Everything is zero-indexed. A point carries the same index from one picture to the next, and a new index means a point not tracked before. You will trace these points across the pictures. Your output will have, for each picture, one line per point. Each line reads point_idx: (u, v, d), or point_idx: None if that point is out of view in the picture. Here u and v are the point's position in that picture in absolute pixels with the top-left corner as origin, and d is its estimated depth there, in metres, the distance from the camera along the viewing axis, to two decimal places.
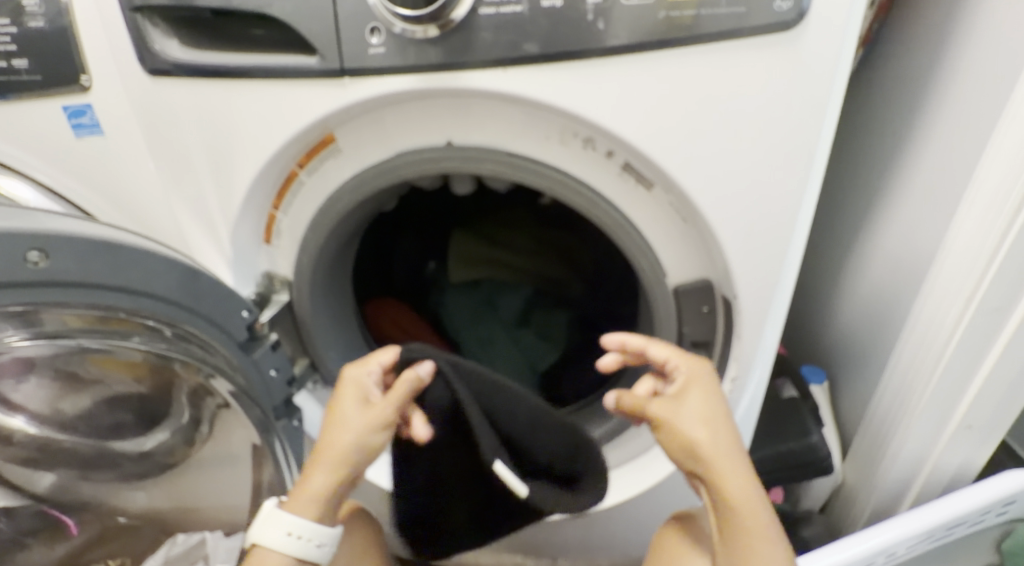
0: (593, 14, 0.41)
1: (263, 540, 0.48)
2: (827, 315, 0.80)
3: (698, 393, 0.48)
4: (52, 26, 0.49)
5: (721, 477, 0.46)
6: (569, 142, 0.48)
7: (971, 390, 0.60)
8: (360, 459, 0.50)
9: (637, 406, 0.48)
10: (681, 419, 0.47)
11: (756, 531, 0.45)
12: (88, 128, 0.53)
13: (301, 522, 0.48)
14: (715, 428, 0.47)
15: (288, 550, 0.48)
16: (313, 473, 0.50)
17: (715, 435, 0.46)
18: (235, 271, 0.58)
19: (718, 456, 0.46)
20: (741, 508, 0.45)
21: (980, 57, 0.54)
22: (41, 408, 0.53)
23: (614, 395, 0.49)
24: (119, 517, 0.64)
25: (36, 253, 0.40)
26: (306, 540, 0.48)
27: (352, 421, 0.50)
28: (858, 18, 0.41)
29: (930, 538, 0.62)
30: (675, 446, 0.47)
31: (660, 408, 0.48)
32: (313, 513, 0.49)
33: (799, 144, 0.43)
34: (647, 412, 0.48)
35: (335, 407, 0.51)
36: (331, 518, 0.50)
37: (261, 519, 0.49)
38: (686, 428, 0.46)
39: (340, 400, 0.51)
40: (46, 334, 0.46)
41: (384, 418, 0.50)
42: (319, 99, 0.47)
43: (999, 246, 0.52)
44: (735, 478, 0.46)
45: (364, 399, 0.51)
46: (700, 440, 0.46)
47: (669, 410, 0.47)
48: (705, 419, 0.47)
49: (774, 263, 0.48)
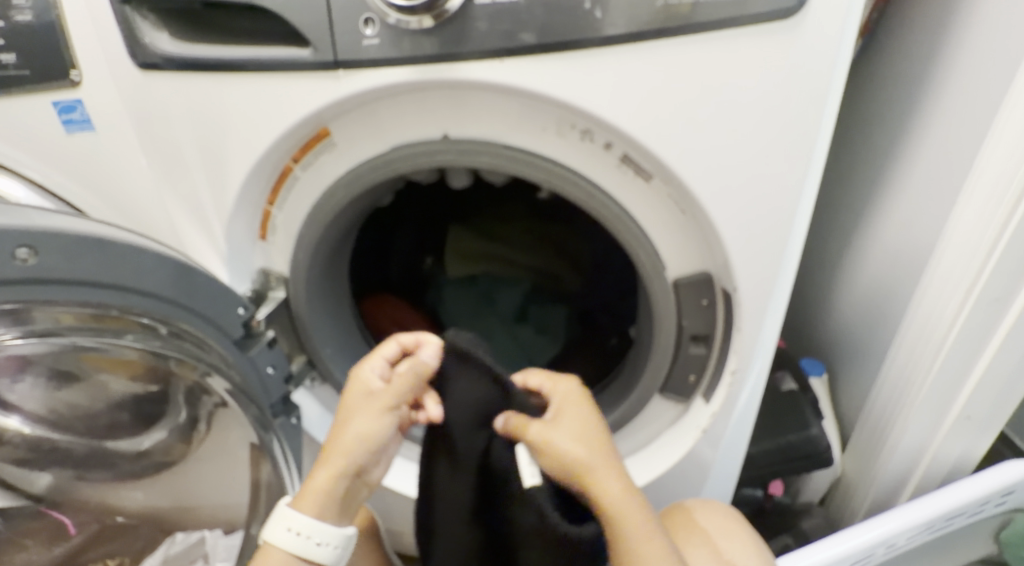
0: (590, 4, 0.41)
1: (270, 538, 0.48)
2: (826, 308, 0.80)
3: (570, 417, 0.49)
4: (40, 21, 0.48)
5: (603, 501, 0.47)
6: (566, 134, 0.47)
7: (971, 382, 0.59)
8: (364, 452, 0.49)
9: (521, 428, 0.49)
10: (556, 442, 0.47)
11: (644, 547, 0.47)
12: (79, 123, 0.52)
13: (304, 519, 0.47)
14: (592, 447, 0.48)
15: (294, 547, 0.47)
16: (317, 469, 0.49)
17: (593, 454, 0.48)
18: (230, 268, 0.58)
19: (597, 480, 0.47)
20: (623, 529, 0.47)
21: (980, 47, 0.54)
22: (36, 407, 0.53)
23: (502, 416, 0.50)
24: (116, 517, 0.64)
25: (25, 250, 0.40)
26: (308, 537, 0.47)
27: (353, 414, 0.50)
28: (857, 8, 0.40)
29: (929, 530, 0.62)
30: (554, 468, 0.48)
31: (537, 426, 0.48)
32: (317, 510, 0.48)
33: (799, 136, 0.43)
34: (530, 433, 0.48)
35: (342, 404, 0.51)
36: (338, 517, 0.49)
37: (272, 517, 0.48)
38: (562, 450, 0.47)
39: (349, 395, 0.51)
40: (38, 333, 0.45)
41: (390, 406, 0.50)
42: (313, 92, 0.46)
43: (999, 237, 0.52)
44: (616, 501, 0.47)
45: (369, 394, 0.50)
46: (580, 459, 0.47)
47: (546, 429, 0.48)
48: (582, 438, 0.48)
49: (773, 255, 0.47)
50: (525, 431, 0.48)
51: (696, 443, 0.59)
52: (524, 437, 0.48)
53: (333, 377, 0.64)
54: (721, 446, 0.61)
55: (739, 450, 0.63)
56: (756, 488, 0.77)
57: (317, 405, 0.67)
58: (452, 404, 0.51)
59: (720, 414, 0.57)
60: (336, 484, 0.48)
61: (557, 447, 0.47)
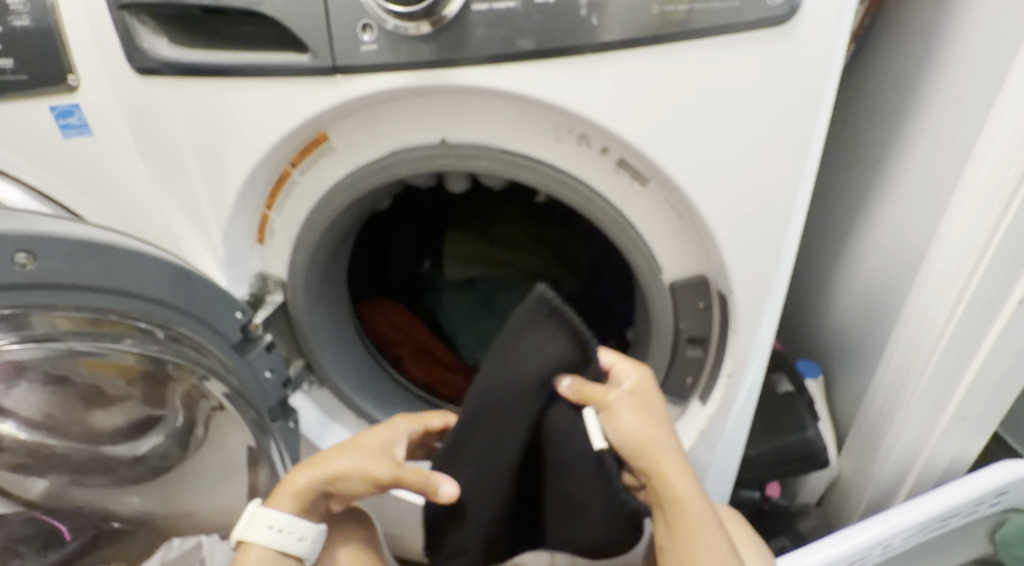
0: (586, 10, 0.41)
1: (245, 535, 0.48)
2: (822, 309, 0.80)
3: (645, 398, 0.48)
4: (38, 25, 0.48)
5: (671, 487, 0.47)
6: (563, 138, 0.47)
7: (964, 383, 0.60)
8: (347, 487, 0.49)
9: (599, 398, 0.46)
10: (637, 415, 0.47)
11: (706, 534, 0.47)
12: (76, 128, 0.52)
13: (284, 513, 0.48)
14: (665, 429, 0.47)
15: (273, 543, 0.48)
16: (302, 467, 0.50)
17: (668, 436, 0.47)
18: (229, 272, 0.58)
19: (670, 463, 0.47)
20: (688, 515, 0.47)
21: (972, 51, 0.54)
22: (31, 411, 0.53)
23: (568, 376, 0.47)
24: (113, 523, 0.64)
25: (24, 255, 0.40)
26: (288, 533, 0.48)
27: (359, 452, 0.50)
28: (850, 13, 0.41)
29: (924, 529, 0.63)
30: (631, 442, 0.46)
31: (618, 399, 0.47)
32: (294, 506, 0.49)
33: (793, 138, 0.43)
34: (609, 404, 0.46)
35: (355, 439, 0.52)
36: (314, 515, 0.50)
37: (245, 515, 0.48)
38: (638, 427, 0.46)
39: (366, 438, 0.51)
40: (36, 338, 0.45)
41: (379, 478, 0.48)
42: (311, 97, 0.46)
43: (991, 239, 0.52)
44: (683, 487, 0.47)
45: (379, 454, 0.50)
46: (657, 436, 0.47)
47: (627, 403, 0.47)
48: (657, 418, 0.47)
49: (768, 258, 0.48)
50: (604, 402, 0.46)
51: (694, 444, 0.60)
52: (602, 409, 0.47)
53: (332, 382, 0.64)
54: (718, 447, 0.61)
55: (736, 452, 0.64)
56: (754, 490, 0.77)
57: (315, 409, 0.67)
58: (523, 359, 0.47)
59: (716, 416, 0.58)
60: (310, 495, 0.49)
61: (633, 427, 0.46)
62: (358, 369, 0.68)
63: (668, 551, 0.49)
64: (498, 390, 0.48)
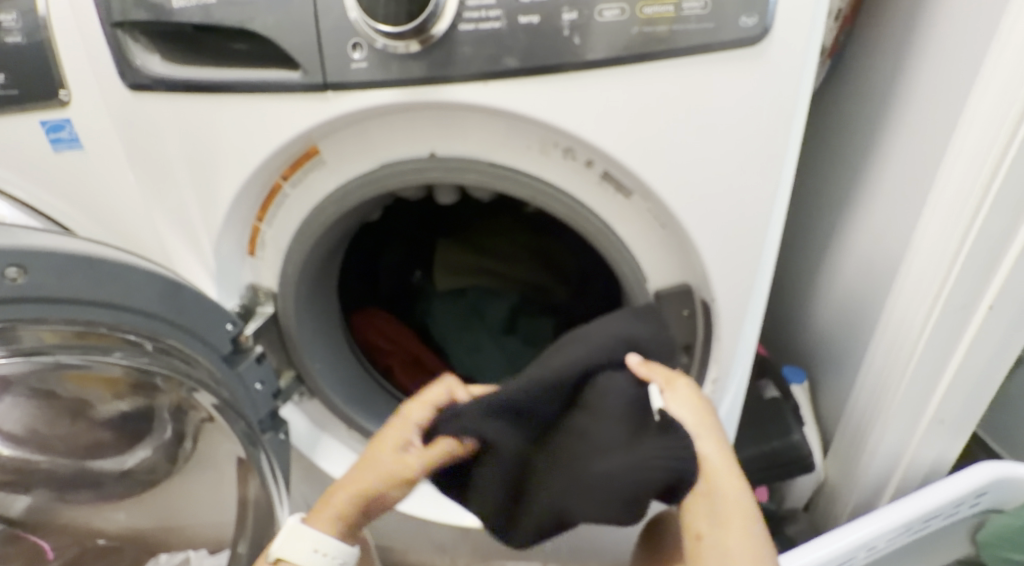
0: (569, 30, 0.42)
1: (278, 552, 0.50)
2: (807, 315, 0.82)
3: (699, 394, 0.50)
4: (30, 42, 0.49)
5: (719, 470, 0.46)
6: (549, 152, 0.49)
7: (942, 387, 0.61)
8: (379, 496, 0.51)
9: (666, 375, 0.49)
10: (692, 399, 0.49)
11: (753, 524, 0.45)
12: (66, 142, 0.53)
13: (325, 536, 0.50)
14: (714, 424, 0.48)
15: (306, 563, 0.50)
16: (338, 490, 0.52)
17: (716, 430, 0.48)
18: (219, 284, 0.58)
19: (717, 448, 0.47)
20: (737, 502, 0.45)
21: (939, 65, 0.56)
22: (16, 428, 0.53)
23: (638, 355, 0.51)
24: (98, 539, 0.64)
25: (14, 269, 0.40)
26: (330, 557, 0.50)
27: (376, 460, 0.51)
28: (819, 31, 0.42)
29: (908, 531, 0.64)
30: (687, 417, 0.47)
31: (681, 384, 0.49)
32: (332, 526, 0.51)
33: (766, 151, 0.44)
34: (674, 385, 0.49)
35: (371, 447, 0.52)
36: (350, 536, 0.52)
37: (283, 534, 0.50)
38: (693, 408, 0.48)
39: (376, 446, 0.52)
40: (24, 351, 0.45)
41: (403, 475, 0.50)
42: (301, 112, 0.47)
43: (962, 247, 0.53)
44: (733, 474, 0.46)
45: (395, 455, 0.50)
46: (708, 424, 0.48)
47: (686, 391, 0.49)
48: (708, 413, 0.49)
49: (748, 266, 0.49)
50: (670, 381, 0.49)
51: None
52: (667, 388, 0.49)
53: (321, 392, 0.64)
54: None
55: None
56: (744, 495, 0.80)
57: (305, 420, 0.68)
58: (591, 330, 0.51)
59: None
60: (350, 518, 0.51)
61: (690, 409, 0.48)
62: (348, 379, 0.68)
63: (707, 542, 0.45)
64: (577, 346, 0.50)
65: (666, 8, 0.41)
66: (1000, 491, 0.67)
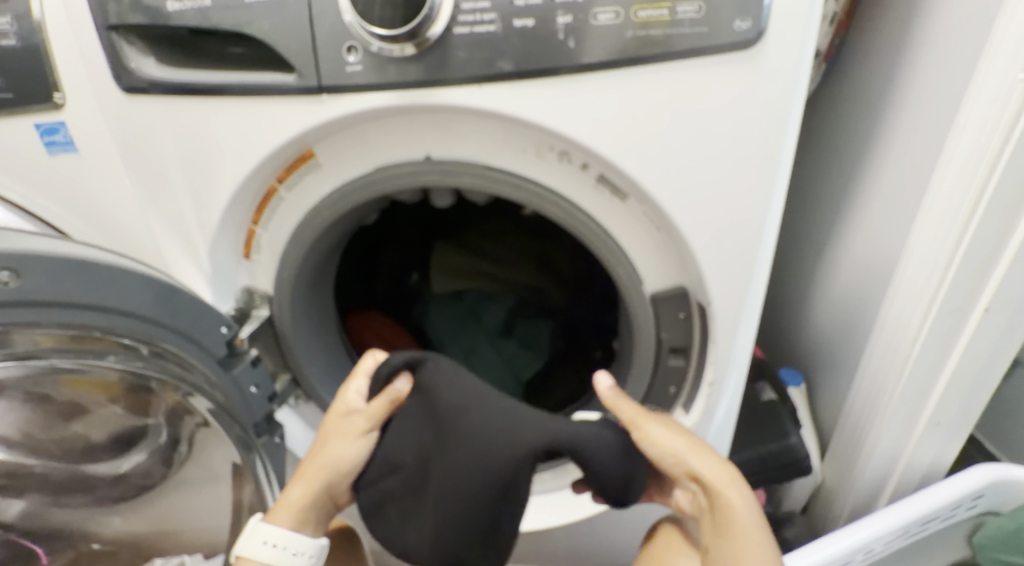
0: (564, 34, 0.42)
1: (242, 550, 0.49)
2: (803, 318, 0.82)
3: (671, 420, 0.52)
4: (25, 45, 0.49)
5: (715, 483, 0.48)
6: (544, 155, 0.49)
7: (937, 390, 0.61)
8: (338, 470, 0.51)
9: (629, 414, 0.50)
10: (664, 432, 0.50)
11: (755, 531, 0.46)
12: (61, 145, 0.52)
13: (281, 529, 0.49)
14: (699, 446, 0.50)
15: (269, 559, 0.49)
16: (293, 482, 0.52)
17: (703, 451, 0.50)
18: (215, 287, 0.58)
19: (706, 468, 0.49)
20: (734, 512, 0.47)
21: (935, 67, 0.56)
22: (10, 432, 0.52)
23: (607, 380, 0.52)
24: (92, 544, 0.63)
25: (7, 273, 0.40)
26: (284, 548, 0.49)
27: (331, 438, 0.52)
28: (813, 34, 0.42)
29: (905, 534, 0.64)
30: (664, 450, 0.50)
31: (647, 419, 0.50)
32: (292, 520, 0.50)
33: (761, 154, 0.44)
34: (640, 424, 0.50)
35: (322, 434, 0.53)
36: (313, 529, 0.51)
37: (247, 532, 0.50)
38: (671, 441, 0.50)
39: (328, 427, 0.53)
40: (18, 355, 0.44)
41: (359, 430, 0.51)
42: (297, 115, 0.47)
43: (956, 250, 0.54)
44: (729, 488, 0.48)
45: (345, 421, 0.52)
46: (691, 450, 0.49)
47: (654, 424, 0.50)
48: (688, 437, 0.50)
49: (743, 269, 0.49)
50: (634, 421, 0.50)
51: None
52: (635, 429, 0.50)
53: (317, 395, 0.64)
54: None
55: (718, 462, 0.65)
56: None
57: (302, 423, 0.67)
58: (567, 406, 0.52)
59: (700, 423, 0.59)
60: (312, 509, 0.51)
61: (669, 439, 0.50)
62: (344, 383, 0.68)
63: (715, 553, 0.48)
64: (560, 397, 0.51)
65: (661, 11, 0.41)
66: (997, 493, 0.67)
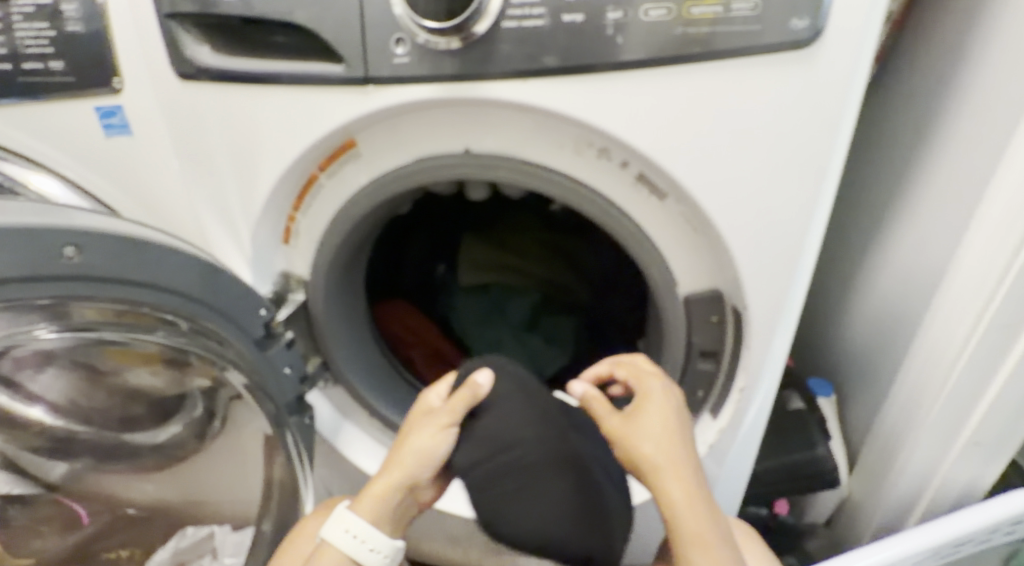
0: (611, 29, 0.42)
1: (327, 534, 0.52)
2: (839, 328, 0.81)
3: (661, 417, 0.51)
4: (88, 29, 0.51)
5: (665, 493, 0.49)
6: (584, 152, 0.49)
7: (979, 408, 0.60)
8: (420, 468, 0.51)
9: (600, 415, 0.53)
10: (632, 438, 0.50)
11: (691, 547, 0.48)
12: (117, 128, 0.54)
13: (358, 523, 0.51)
14: (667, 451, 0.49)
15: (351, 550, 0.51)
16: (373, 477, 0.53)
17: (664, 455, 0.49)
18: (255, 270, 0.60)
19: (663, 478, 0.49)
20: (676, 522, 0.49)
21: (994, 75, 0.55)
22: (58, 398, 0.55)
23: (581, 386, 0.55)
24: (127, 509, 0.66)
25: (71, 248, 0.42)
26: (367, 544, 0.51)
27: (409, 438, 0.52)
28: (870, 38, 0.41)
29: (934, 556, 0.62)
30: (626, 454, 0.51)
31: (613, 421, 0.52)
32: (370, 516, 0.51)
33: (807, 158, 0.44)
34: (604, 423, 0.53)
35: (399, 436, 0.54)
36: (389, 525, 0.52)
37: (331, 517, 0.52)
38: (640, 445, 0.50)
39: (405, 430, 0.54)
40: (72, 327, 0.47)
41: (443, 426, 0.51)
42: (342, 105, 0.48)
43: (1010, 265, 0.52)
44: (682, 500, 0.49)
45: (424, 424, 0.52)
46: (650, 461, 0.49)
47: (622, 426, 0.51)
48: (659, 439, 0.50)
49: (782, 275, 0.49)
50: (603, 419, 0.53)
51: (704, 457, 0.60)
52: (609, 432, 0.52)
53: (346, 379, 0.65)
54: (726, 461, 0.62)
55: (743, 467, 0.64)
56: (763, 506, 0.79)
57: (331, 407, 0.69)
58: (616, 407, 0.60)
59: (728, 428, 0.59)
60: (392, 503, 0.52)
61: (637, 441, 0.50)
62: (371, 368, 0.69)
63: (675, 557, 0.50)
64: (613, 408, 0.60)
65: (711, 9, 0.41)
66: None
